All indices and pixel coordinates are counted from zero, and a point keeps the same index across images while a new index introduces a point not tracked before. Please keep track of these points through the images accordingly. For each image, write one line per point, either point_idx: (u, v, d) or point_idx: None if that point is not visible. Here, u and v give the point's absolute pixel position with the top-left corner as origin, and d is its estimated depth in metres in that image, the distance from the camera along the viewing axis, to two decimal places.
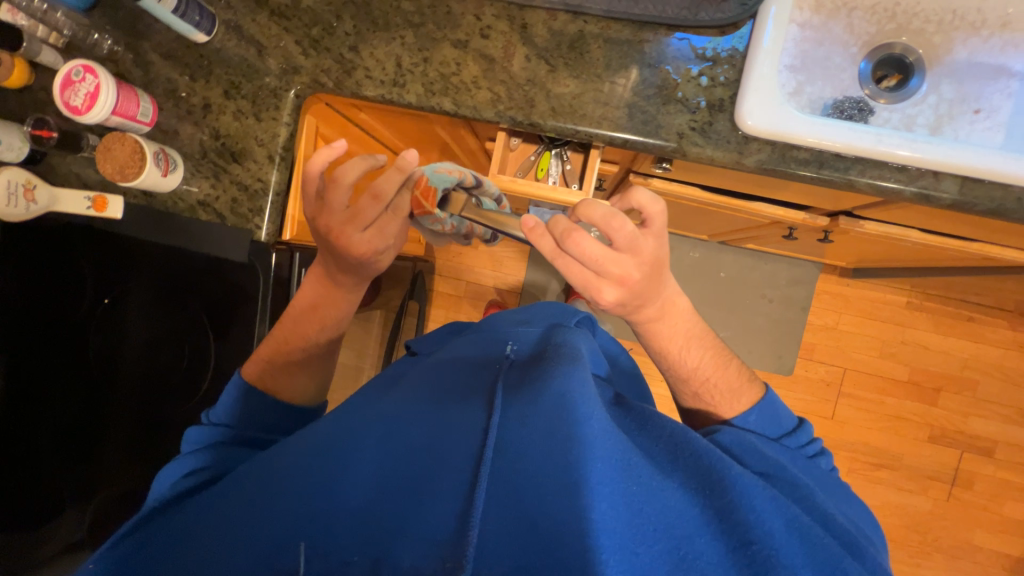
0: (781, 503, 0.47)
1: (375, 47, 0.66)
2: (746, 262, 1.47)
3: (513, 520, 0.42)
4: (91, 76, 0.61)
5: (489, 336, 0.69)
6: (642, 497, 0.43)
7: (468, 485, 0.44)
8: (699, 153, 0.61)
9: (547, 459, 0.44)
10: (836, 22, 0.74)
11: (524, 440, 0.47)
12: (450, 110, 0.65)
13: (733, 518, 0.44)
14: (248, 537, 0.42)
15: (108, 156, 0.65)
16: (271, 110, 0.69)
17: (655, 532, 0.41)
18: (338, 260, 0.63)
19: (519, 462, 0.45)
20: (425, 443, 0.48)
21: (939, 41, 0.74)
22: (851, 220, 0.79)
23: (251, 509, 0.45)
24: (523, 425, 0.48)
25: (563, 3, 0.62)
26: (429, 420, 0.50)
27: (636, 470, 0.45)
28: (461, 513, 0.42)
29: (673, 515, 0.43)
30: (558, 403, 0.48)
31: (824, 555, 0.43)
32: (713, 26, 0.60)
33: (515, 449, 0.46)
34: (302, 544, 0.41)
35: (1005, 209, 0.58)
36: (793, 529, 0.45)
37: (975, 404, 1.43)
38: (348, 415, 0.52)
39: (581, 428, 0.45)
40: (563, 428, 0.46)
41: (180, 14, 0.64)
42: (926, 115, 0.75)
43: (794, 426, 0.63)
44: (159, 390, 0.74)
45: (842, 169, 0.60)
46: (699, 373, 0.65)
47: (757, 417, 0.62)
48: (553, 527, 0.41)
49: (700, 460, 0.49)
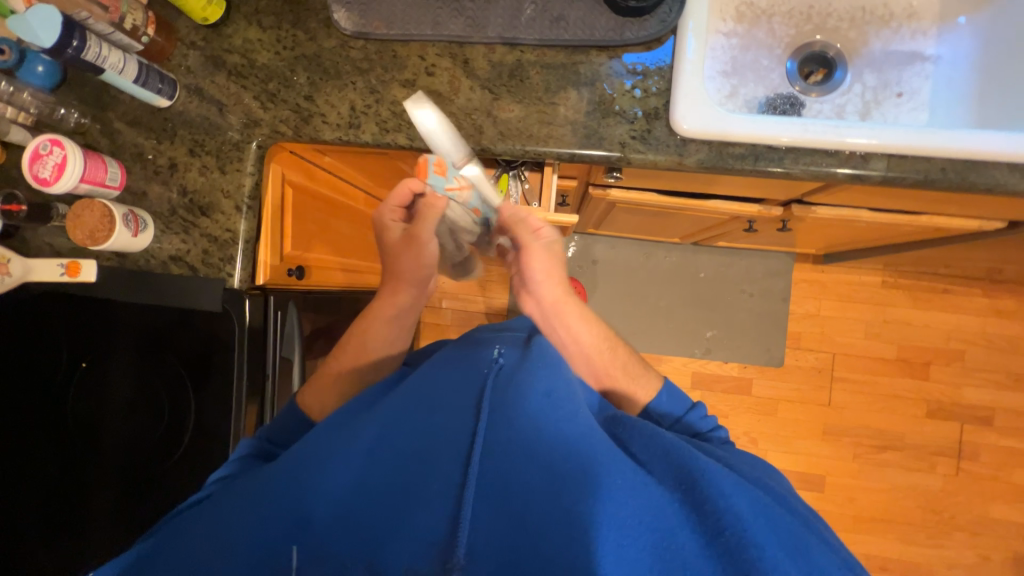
0: (747, 488, 0.49)
1: (329, 94, 0.70)
2: (722, 261, 1.51)
3: (503, 521, 0.46)
4: (58, 149, 0.64)
5: (470, 341, 0.71)
6: (620, 492, 0.46)
7: (458, 488, 0.47)
8: (642, 160, 0.64)
9: (532, 454, 0.48)
10: (759, 29, 0.80)
11: (510, 441, 0.49)
12: (405, 145, 0.68)
13: (707, 510, 0.46)
14: (248, 543, 0.45)
15: (78, 223, 0.67)
16: (235, 163, 0.73)
17: (637, 523, 0.44)
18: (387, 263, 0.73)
19: (505, 465, 0.48)
20: (414, 454, 0.50)
21: (855, 35, 0.80)
22: (803, 207, 0.83)
23: (242, 519, 0.46)
24: (509, 427, 0.50)
25: (499, 36, 0.66)
26: (416, 425, 0.52)
27: (617, 465, 0.48)
28: (452, 518, 0.46)
29: (649, 509, 0.45)
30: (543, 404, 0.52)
31: (788, 535, 0.45)
32: (638, 44, 0.65)
33: (500, 452, 0.49)
34: (292, 548, 0.45)
35: (932, 179, 0.61)
36: (760, 510, 0.46)
37: (966, 373, 1.44)
38: (338, 422, 0.54)
39: (565, 426, 0.50)
40: (549, 427, 0.50)
41: (142, 83, 0.67)
42: (855, 103, 0.79)
43: (693, 405, 0.72)
44: (146, 447, 0.73)
45: (776, 160, 0.63)
46: (617, 356, 0.73)
47: (667, 396, 0.71)
48: (539, 525, 0.45)
49: (671, 455, 0.52)
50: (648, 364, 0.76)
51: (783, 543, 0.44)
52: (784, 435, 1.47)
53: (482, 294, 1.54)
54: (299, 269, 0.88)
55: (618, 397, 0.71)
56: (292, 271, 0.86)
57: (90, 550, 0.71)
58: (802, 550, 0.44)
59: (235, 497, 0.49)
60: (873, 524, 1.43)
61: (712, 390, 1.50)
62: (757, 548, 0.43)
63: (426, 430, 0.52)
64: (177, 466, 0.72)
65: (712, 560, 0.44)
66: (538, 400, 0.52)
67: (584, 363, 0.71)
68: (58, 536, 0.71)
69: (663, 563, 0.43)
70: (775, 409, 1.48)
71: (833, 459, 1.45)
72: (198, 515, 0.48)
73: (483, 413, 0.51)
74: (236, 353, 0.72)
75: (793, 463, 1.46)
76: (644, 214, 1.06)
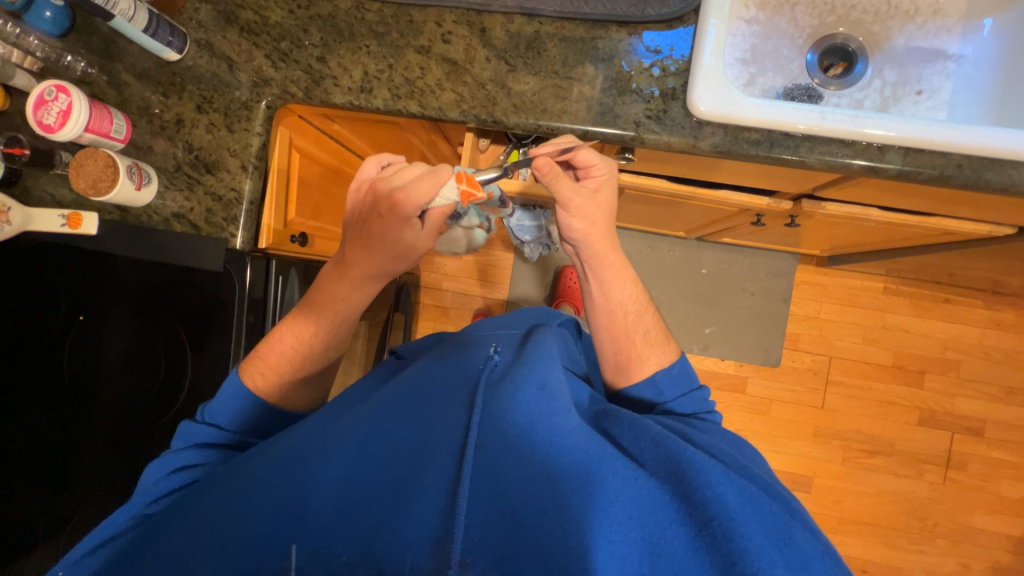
0: (732, 475, 0.51)
1: (342, 57, 0.69)
2: (726, 258, 1.50)
3: (494, 516, 0.49)
4: (64, 96, 0.63)
5: (462, 340, 0.72)
6: (611, 486, 0.48)
7: (451, 482, 0.50)
8: (656, 140, 0.63)
9: (523, 446, 0.52)
10: (781, 17, 0.79)
11: (502, 435, 0.53)
12: (417, 112, 0.67)
13: (694, 500, 0.49)
14: (255, 533, 0.49)
15: (81, 172, 0.65)
16: (242, 122, 0.71)
17: (626, 514, 0.47)
18: (373, 254, 0.65)
19: (498, 461, 0.51)
20: (411, 447, 0.54)
21: (878, 29, 0.79)
22: (814, 203, 0.82)
23: (250, 511, 0.50)
24: (504, 421, 0.54)
25: (518, 6, 0.65)
26: (415, 420, 0.56)
27: (608, 459, 0.51)
28: (445, 510, 0.49)
29: (643, 505, 0.48)
30: (538, 394, 0.55)
31: (773, 521, 0.47)
32: (658, 22, 0.64)
33: (493, 444, 0.52)
34: (291, 544, 0.48)
35: (947, 175, 0.60)
36: (745, 496, 0.49)
37: (960, 384, 1.45)
38: (339, 418, 0.58)
39: (555, 418, 0.53)
40: (541, 420, 0.53)
41: (151, 33, 0.66)
42: (873, 98, 0.79)
43: (699, 386, 0.72)
44: (139, 403, 0.73)
45: (792, 147, 0.62)
46: (641, 320, 0.74)
47: (678, 369, 0.71)
48: (533, 518, 0.48)
49: (660, 445, 0.54)
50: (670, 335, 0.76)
51: (770, 530, 0.47)
52: (775, 434, 1.48)
53: (483, 278, 1.54)
54: (301, 237, 0.88)
55: (627, 355, 0.72)
56: (295, 238, 0.86)
57: (84, 501, 0.72)
58: (785, 534, 0.47)
59: (239, 488, 0.52)
60: (857, 527, 1.44)
61: (707, 386, 1.50)
62: (741, 535, 0.46)
63: (425, 424, 0.56)
64: (173, 424, 0.73)
65: (701, 551, 0.46)
66: (530, 391, 0.55)
67: (605, 317, 0.74)
68: (51, 486, 0.72)
69: (651, 557, 0.46)
70: (768, 409, 1.49)
71: (823, 461, 1.46)
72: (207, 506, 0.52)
73: (476, 408, 0.54)
74: (235, 316, 0.72)
75: (782, 463, 1.47)
76: (651, 204, 1.05)
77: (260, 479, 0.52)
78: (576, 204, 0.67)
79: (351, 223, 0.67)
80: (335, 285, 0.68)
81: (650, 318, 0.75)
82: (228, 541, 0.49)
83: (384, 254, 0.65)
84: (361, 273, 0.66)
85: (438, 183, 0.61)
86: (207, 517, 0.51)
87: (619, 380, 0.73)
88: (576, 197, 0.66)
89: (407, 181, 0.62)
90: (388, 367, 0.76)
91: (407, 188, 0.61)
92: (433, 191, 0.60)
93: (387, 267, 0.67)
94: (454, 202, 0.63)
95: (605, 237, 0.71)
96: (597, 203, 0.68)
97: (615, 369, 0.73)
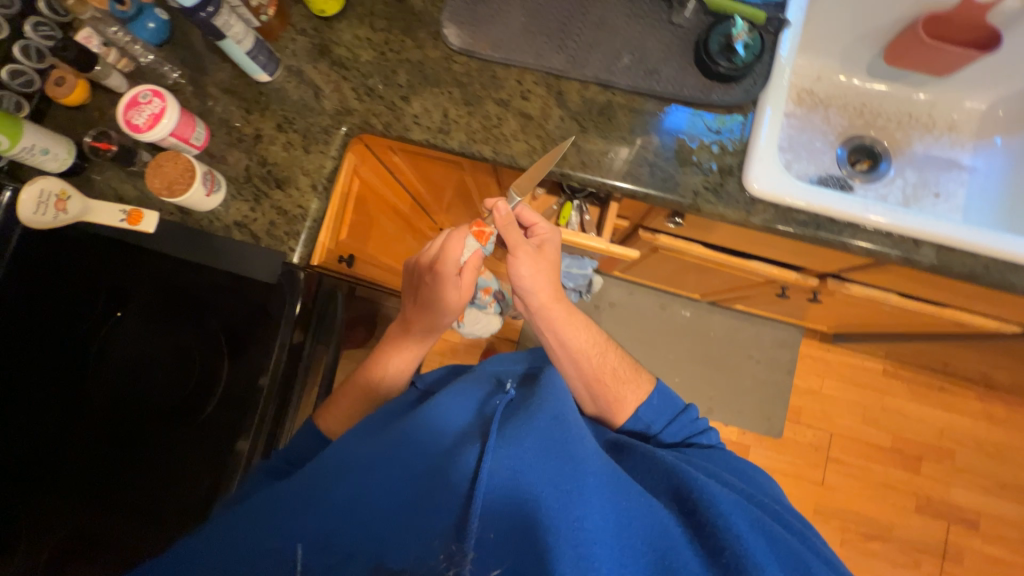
0: (745, 506, 0.52)
1: (424, 99, 0.74)
2: (733, 324, 1.55)
3: (506, 539, 0.46)
4: (158, 100, 0.66)
5: (486, 372, 0.72)
6: (627, 512, 0.48)
7: (464, 499, 0.49)
8: (712, 210, 0.68)
9: (541, 474, 0.48)
10: (816, 115, 0.89)
11: (518, 459, 0.49)
12: (489, 157, 0.71)
13: (709, 532, 0.49)
14: (270, 542, 0.48)
15: (158, 172, 0.67)
16: (320, 145, 0.74)
17: (635, 537, 0.47)
18: (422, 305, 0.73)
19: (512, 483, 0.48)
20: (427, 468, 0.53)
21: (901, 136, 0.88)
22: (838, 282, 0.88)
23: (269, 518, 0.49)
24: (517, 445, 0.50)
25: (595, 76, 0.71)
26: (428, 448, 0.55)
27: (620, 486, 0.50)
28: (456, 529, 0.47)
29: (659, 529, 0.49)
30: (552, 423, 0.54)
31: (784, 551, 0.49)
32: (720, 106, 0.70)
33: (506, 472, 0.48)
34: (299, 544, 0.48)
35: (976, 273, 0.66)
36: (759, 529, 0.50)
37: (955, 473, 1.47)
38: (360, 441, 0.58)
39: (570, 446, 0.51)
40: (556, 448, 0.51)
41: (252, 55, 0.70)
42: (897, 194, 0.86)
43: (686, 406, 0.75)
44: (158, 410, 0.70)
45: (836, 231, 0.67)
46: (605, 359, 0.76)
47: (658, 400, 0.74)
48: (546, 547, 0.44)
49: (673, 478, 0.56)
50: (641, 366, 0.79)
51: (781, 560, 0.48)
52: None
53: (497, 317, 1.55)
54: (348, 258, 0.89)
55: (606, 400, 0.74)
56: (343, 259, 0.87)
57: (74, 512, 0.66)
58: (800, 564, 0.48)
59: (261, 506, 0.51)
60: None
61: None
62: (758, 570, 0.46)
63: (440, 452, 0.54)
64: (189, 439, 0.68)
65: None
66: (545, 421, 0.54)
67: (571, 364, 0.76)
68: (48, 490, 0.67)
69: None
70: None
71: None
72: (231, 518, 0.50)
73: (491, 432, 0.52)
74: (281, 330, 0.70)
75: None
76: (679, 265, 1.10)
77: (281, 497, 0.51)
78: (523, 252, 0.70)
79: (406, 288, 0.76)
80: (399, 338, 0.77)
81: (613, 355, 0.78)
82: (242, 549, 0.48)
83: (434, 312, 0.72)
84: (420, 331, 0.75)
85: (462, 237, 0.68)
86: (230, 527, 0.49)
87: (610, 421, 0.75)
88: (525, 246, 0.70)
89: (439, 248, 0.70)
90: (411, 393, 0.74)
91: (444, 255, 0.67)
92: (462, 243, 0.67)
93: (434, 321, 0.74)
94: (477, 249, 0.69)
95: (552, 283, 0.74)
96: (546, 255, 0.72)
97: (602, 411, 0.75)
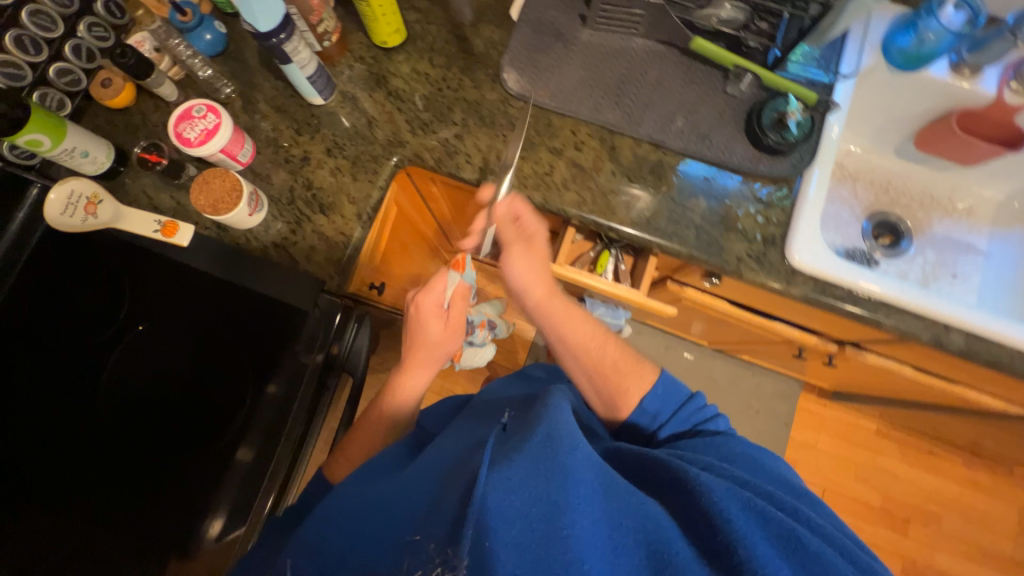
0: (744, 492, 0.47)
1: (478, 139, 0.74)
2: (735, 372, 1.56)
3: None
4: (213, 116, 0.65)
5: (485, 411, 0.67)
6: (618, 512, 0.42)
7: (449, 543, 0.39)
8: (754, 277, 0.70)
9: (534, 501, 0.39)
10: (844, 187, 0.93)
11: (510, 487, 0.39)
12: (538, 203, 0.72)
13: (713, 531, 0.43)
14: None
15: (204, 189, 0.66)
16: (368, 173, 0.74)
17: (627, 533, 0.42)
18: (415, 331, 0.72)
19: (505, 517, 0.38)
20: (422, 516, 0.44)
21: (922, 216, 0.92)
22: (857, 350, 0.90)
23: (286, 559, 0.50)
24: (509, 471, 0.40)
25: (649, 136, 0.73)
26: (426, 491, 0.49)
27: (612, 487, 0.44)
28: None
29: (653, 522, 0.43)
30: (545, 440, 0.43)
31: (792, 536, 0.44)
32: (767, 177, 0.72)
33: (498, 511, 0.38)
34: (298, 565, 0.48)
35: (1001, 362, 0.68)
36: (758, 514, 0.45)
37: (941, 538, 1.49)
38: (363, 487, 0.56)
39: (563, 459, 0.42)
40: (544, 462, 0.41)
41: (312, 80, 0.69)
42: (916, 271, 0.89)
43: (691, 395, 0.71)
44: (164, 432, 0.66)
45: (871, 308, 0.69)
46: (607, 350, 0.73)
47: (662, 388, 0.71)
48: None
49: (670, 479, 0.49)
50: (643, 356, 0.76)
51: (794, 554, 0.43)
52: None
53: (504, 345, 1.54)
54: (380, 285, 0.90)
55: (607, 391, 0.71)
56: (374, 285, 0.87)
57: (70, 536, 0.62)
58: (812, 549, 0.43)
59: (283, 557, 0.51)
60: None
61: None
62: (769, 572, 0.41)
63: (434, 492, 0.47)
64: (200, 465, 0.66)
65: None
66: (537, 441, 0.43)
67: (573, 358, 0.73)
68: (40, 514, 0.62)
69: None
70: None
71: None
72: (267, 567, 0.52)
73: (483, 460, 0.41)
74: (307, 361, 0.70)
75: None
76: (697, 316, 1.11)
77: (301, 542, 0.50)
78: (515, 247, 0.69)
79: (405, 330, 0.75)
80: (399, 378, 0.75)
81: (615, 346, 0.74)
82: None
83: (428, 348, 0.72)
84: (417, 366, 0.74)
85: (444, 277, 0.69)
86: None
87: (613, 413, 0.72)
88: (516, 241, 0.69)
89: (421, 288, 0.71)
90: (410, 435, 0.71)
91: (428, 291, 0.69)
92: (440, 281, 0.69)
93: (433, 356, 0.73)
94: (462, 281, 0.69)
95: (547, 277, 0.71)
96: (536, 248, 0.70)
97: (605, 404, 0.72)
